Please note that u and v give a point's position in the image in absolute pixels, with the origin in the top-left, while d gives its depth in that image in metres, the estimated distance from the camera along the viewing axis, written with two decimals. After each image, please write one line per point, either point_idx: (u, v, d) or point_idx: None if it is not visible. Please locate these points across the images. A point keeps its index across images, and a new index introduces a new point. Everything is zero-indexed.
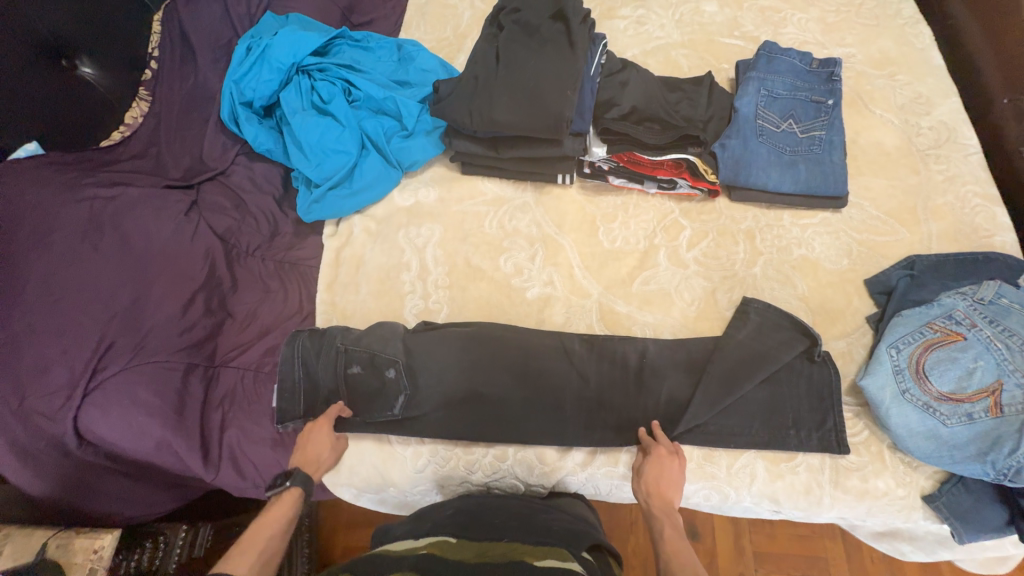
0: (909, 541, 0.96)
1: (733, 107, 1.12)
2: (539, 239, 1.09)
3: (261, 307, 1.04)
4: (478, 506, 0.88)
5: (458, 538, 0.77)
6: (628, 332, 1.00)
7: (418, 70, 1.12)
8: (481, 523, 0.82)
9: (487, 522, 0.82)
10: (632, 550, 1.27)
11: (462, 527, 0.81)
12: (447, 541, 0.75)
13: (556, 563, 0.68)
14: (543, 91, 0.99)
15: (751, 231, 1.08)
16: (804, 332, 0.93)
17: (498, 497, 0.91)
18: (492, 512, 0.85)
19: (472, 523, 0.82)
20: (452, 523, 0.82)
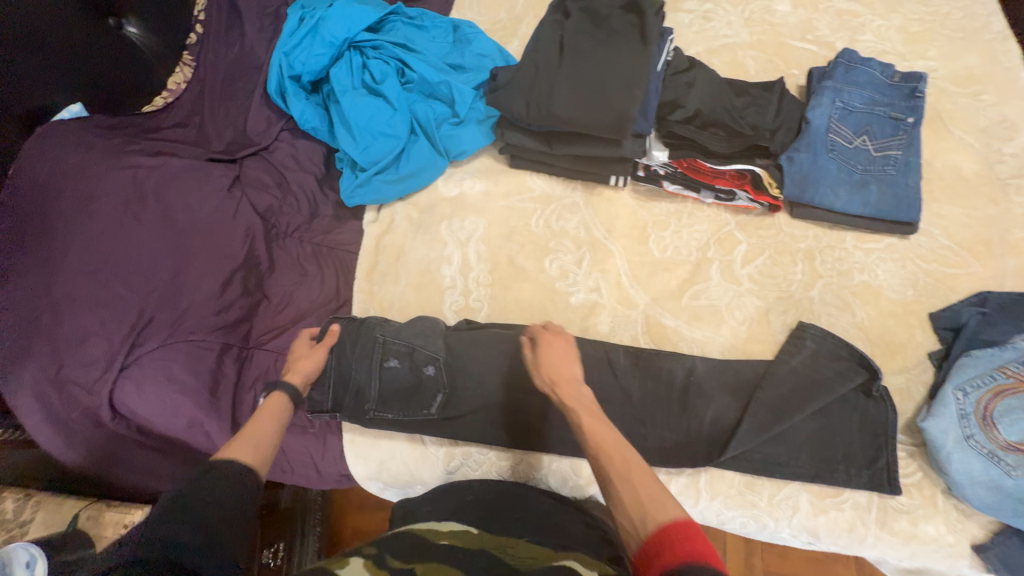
0: None
1: (804, 117, 1.06)
2: (587, 243, 1.05)
3: (298, 291, 1.01)
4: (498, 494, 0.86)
5: (479, 529, 0.75)
6: (675, 348, 0.96)
7: (474, 55, 1.06)
8: (500, 516, 0.80)
9: (503, 516, 0.80)
10: None
11: (484, 517, 0.80)
12: (468, 532, 0.74)
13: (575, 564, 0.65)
14: (609, 87, 0.93)
15: (810, 252, 1.03)
16: (863, 363, 0.89)
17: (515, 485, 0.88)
18: (512, 505, 0.83)
19: (494, 516, 0.80)
20: (476, 510, 0.82)
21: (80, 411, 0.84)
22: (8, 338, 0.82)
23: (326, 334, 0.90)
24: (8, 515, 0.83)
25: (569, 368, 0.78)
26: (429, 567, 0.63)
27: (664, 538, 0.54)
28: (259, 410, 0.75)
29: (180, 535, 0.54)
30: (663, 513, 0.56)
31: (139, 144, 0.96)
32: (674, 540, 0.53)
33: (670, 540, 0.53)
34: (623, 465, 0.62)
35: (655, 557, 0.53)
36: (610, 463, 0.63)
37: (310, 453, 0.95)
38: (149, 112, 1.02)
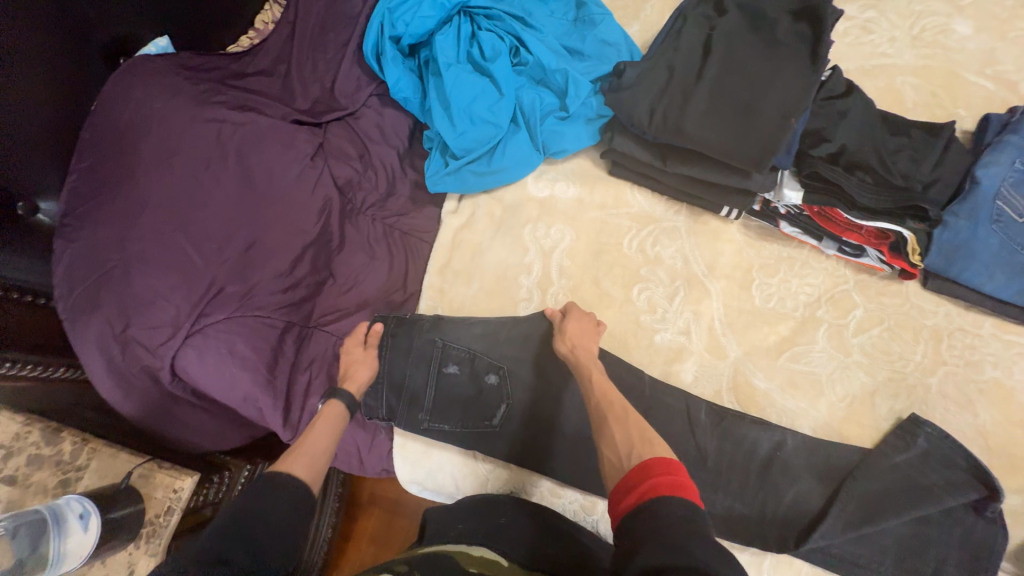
0: None
1: (971, 175, 0.89)
2: (682, 277, 0.94)
3: (365, 274, 0.95)
4: (537, 521, 0.79)
5: (509, 561, 0.68)
6: (760, 413, 0.87)
7: (598, 41, 0.92)
8: (536, 551, 0.72)
9: (537, 550, 0.73)
10: None
11: (518, 548, 0.73)
12: (498, 563, 0.66)
13: None
14: (755, 109, 0.81)
15: (938, 332, 0.90)
16: (983, 479, 0.78)
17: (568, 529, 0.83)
18: (551, 541, 0.74)
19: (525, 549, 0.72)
20: (515, 542, 0.74)
21: (139, 369, 0.82)
22: (79, 286, 0.80)
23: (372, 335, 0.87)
24: (65, 458, 0.81)
25: (592, 343, 0.82)
26: None
27: (644, 466, 0.59)
28: (314, 420, 0.76)
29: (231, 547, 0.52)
30: (649, 452, 0.62)
31: (224, 94, 0.89)
32: (654, 470, 0.58)
33: (648, 470, 0.58)
34: (618, 410, 0.71)
35: (635, 483, 0.58)
36: (612, 410, 0.71)
37: (358, 446, 0.91)
38: (235, 54, 0.95)
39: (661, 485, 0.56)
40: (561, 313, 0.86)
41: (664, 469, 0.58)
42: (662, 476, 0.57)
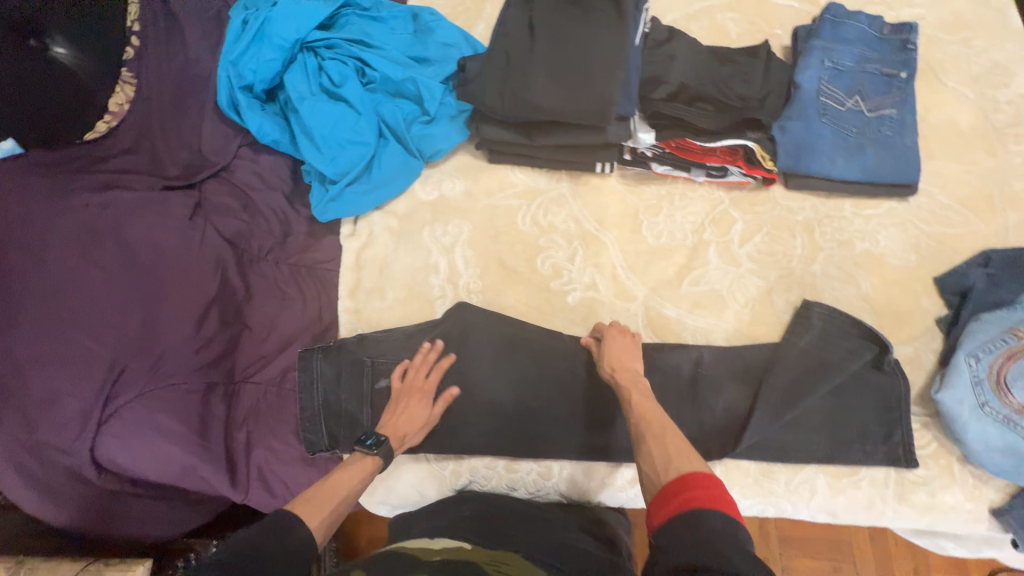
0: (952, 539, 0.95)
1: (794, 81, 1.00)
2: (577, 237, 1.00)
3: (279, 316, 0.96)
4: (500, 507, 0.84)
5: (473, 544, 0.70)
6: (678, 339, 0.93)
7: (439, 44, 0.98)
8: (499, 533, 0.75)
9: (500, 529, 0.77)
10: None
11: (483, 531, 0.75)
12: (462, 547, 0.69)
13: None
14: (587, 73, 0.89)
15: (809, 223, 0.99)
16: (873, 338, 0.86)
17: (533, 507, 0.85)
18: (511, 519, 0.80)
19: (488, 531, 0.76)
20: (478, 526, 0.77)
21: (61, 473, 0.79)
22: None
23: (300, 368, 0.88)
24: None
25: (636, 365, 0.82)
26: None
27: (680, 479, 0.60)
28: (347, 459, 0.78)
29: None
30: (689, 465, 0.63)
31: (83, 179, 0.89)
32: (694, 482, 0.60)
33: (683, 484, 0.60)
34: (657, 428, 0.70)
35: (677, 493, 0.59)
36: (648, 430, 0.71)
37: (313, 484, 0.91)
38: (91, 139, 0.92)
39: (697, 499, 0.57)
40: (596, 338, 0.88)
41: (702, 483, 0.59)
42: (699, 489, 0.58)
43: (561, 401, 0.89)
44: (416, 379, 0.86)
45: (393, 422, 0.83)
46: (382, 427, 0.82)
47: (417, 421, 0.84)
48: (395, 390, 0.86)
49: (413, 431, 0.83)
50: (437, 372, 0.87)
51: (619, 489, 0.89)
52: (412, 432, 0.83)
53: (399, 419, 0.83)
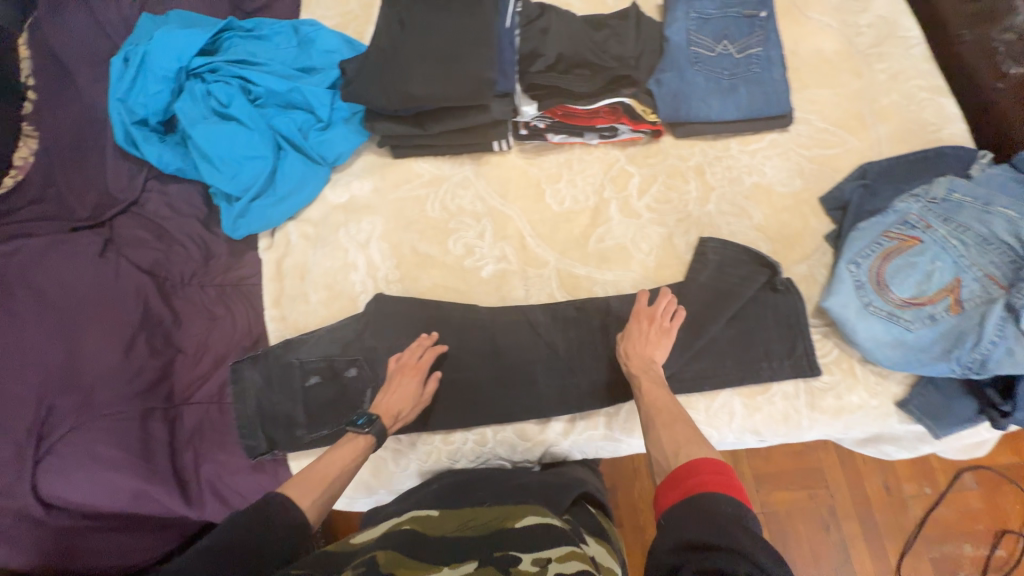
0: (892, 442, 0.99)
1: (664, 36, 1.05)
2: (485, 214, 1.04)
3: (211, 336, 0.99)
4: (466, 477, 0.88)
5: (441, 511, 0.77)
6: (590, 294, 0.97)
7: (321, 52, 1.02)
8: (464, 495, 0.82)
9: (470, 493, 0.83)
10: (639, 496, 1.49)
11: (448, 500, 0.81)
12: (429, 515, 0.75)
13: (534, 523, 0.70)
14: (460, 58, 0.94)
15: (700, 167, 1.05)
16: (764, 262, 0.92)
17: (499, 470, 0.90)
18: (480, 483, 0.85)
19: (453, 495, 0.82)
20: (441, 497, 0.82)
21: (7, 517, 0.82)
22: None
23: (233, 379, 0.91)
24: None
25: (654, 353, 0.83)
26: (391, 556, 0.63)
27: (686, 467, 0.66)
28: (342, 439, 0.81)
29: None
30: (698, 451, 0.68)
31: None
32: (702, 468, 0.65)
33: (691, 471, 0.65)
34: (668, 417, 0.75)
35: (687, 479, 0.65)
36: (657, 417, 0.76)
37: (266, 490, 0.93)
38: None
39: (705, 483, 0.63)
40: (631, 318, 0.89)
41: (710, 469, 0.64)
42: (708, 475, 0.64)
43: (487, 370, 0.93)
44: (409, 359, 0.89)
45: (387, 402, 0.85)
46: (376, 408, 0.85)
47: (409, 399, 0.86)
48: (390, 370, 0.89)
49: (407, 410, 0.86)
50: (429, 353, 0.90)
51: (552, 442, 0.91)
52: (406, 409, 0.86)
53: (393, 397, 0.86)
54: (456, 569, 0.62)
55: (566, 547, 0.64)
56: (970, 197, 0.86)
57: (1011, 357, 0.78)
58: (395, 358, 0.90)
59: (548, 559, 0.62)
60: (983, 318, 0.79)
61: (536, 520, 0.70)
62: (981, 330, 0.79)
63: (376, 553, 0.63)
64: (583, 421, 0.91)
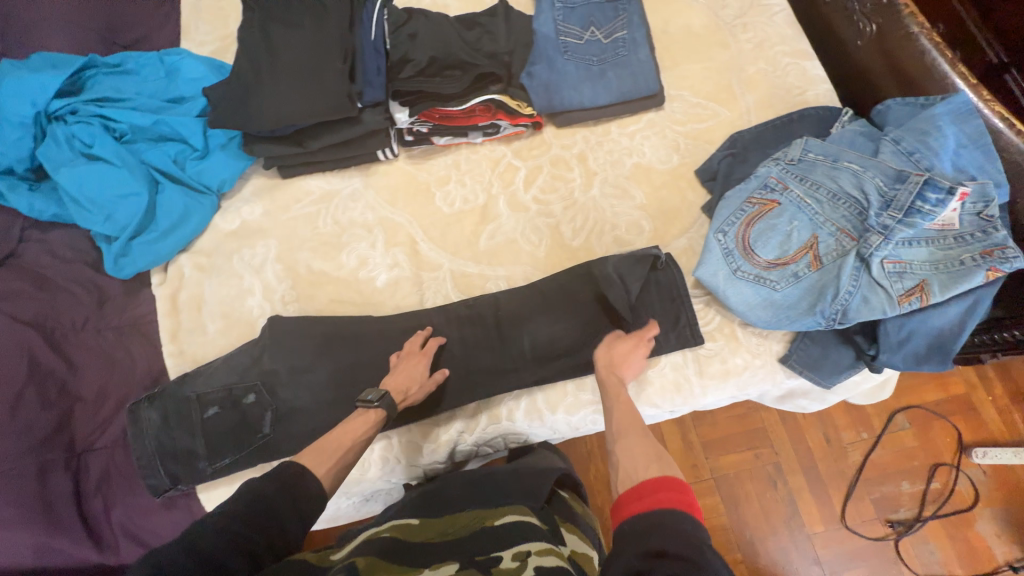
0: (804, 396, 1.03)
1: (532, 29, 1.07)
2: (376, 224, 1.05)
3: (111, 380, 0.97)
4: (443, 483, 0.91)
5: (421, 520, 0.78)
6: (483, 291, 0.99)
7: (187, 80, 1.02)
8: (439, 501, 0.84)
9: (449, 496, 0.85)
10: (594, 474, 1.46)
11: (428, 508, 0.82)
12: (409, 524, 0.76)
13: (517, 518, 0.73)
14: (323, 71, 0.94)
15: (583, 153, 1.07)
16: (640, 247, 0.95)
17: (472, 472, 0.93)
18: (453, 494, 0.86)
19: (430, 504, 0.83)
20: (419, 504, 0.83)
21: None
22: None
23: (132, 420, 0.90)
24: None
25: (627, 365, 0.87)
26: (372, 561, 0.63)
27: (655, 480, 0.63)
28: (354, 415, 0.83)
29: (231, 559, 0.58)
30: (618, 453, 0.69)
31: None
32: (666, 485, 0.62)
33: (659, 484, 0.63)
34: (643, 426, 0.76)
35: (650, 492, 0.62)
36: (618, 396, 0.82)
37: (181, 525, 0.94)
38: None
39: (674, 501, 0.60)
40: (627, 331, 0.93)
41: (675, 487, 0.62)
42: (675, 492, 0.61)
43: None
44: (414, 346, 0.91)
45: (394, 380, 0.87)
46: (383, 385, 0.86)
47: (415, 379, 0.88)
48: (394, 358, 0.91)
49: (414, 388, 0.87)
50: (432, 341, 0.92)
51: (457, 440, 0.93)
52: (413, 387, 0.88)
53: (398, 377, 0.87)
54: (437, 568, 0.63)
55: (544, 544, 0.69)
56: (822, 156, 0.89)
57: (867, 305, 0.82)
58: (408, 344, 0.91)
59: (527, 552, 0.65)
60: (839, 270, 0.83)
61: (516, 517, 0.74)
62: (837, 281, 0.83)
63: (355, 558, 0.62)
64: (484, 416, 0.93)
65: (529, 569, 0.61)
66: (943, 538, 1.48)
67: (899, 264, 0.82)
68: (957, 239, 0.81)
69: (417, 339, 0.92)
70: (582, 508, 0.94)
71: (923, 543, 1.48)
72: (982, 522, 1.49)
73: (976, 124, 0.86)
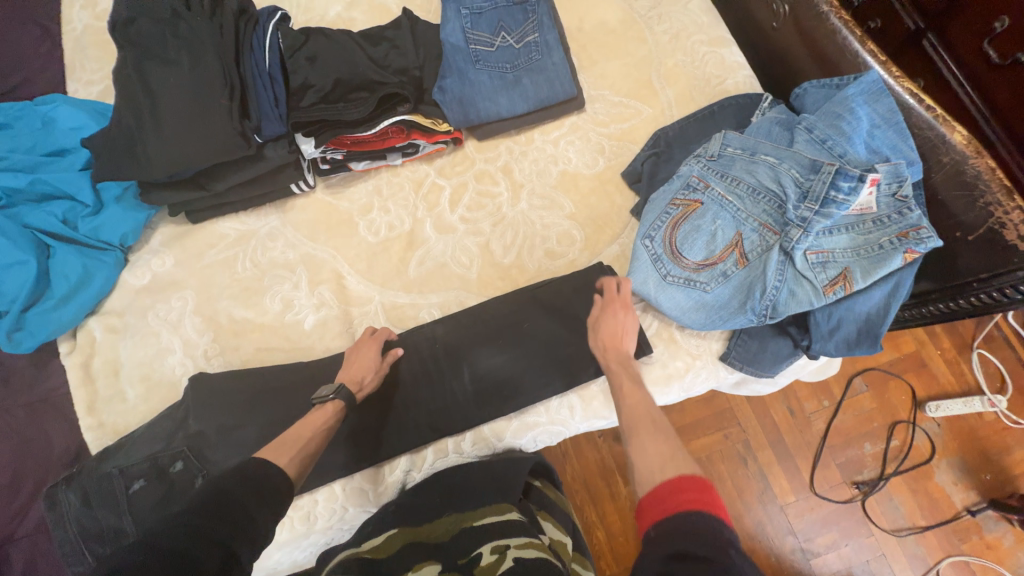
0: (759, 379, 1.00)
1: (439, 39, 1.01)
2: (298, 263, 0.99)
3: (27, 461, 0.90)
4: (416, 490, 0.84)
5: (402, 527, 0.74)
6: (417, 321, 0.96)
7: (67, 131, 0.95)
8: (416, 505, 0.79)
9: (423, 505, 0.80)
10: (570, 476, 1.36)
11: (407, 514, 0.78)
12: (393, 535, 0.72)
13: (496, 518, 0.71)
14: (211, 108, 0.87)
15: (508, 165, 1.03)
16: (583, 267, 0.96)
17: (444, 472, 0.86)
18: (428, 490, 0.82)
19: (407, 509, 0.79)
20: (394, 517, 0.77)
21: None
22: None
23: (52, 506, 0.83)
24: None
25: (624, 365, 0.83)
26: None
27: (681, 479, 0.59)
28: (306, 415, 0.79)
29: (202, 555, 0.52)
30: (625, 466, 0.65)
31: None
32: (693, 486, 0.57)
33: (680, 485, 0.58)
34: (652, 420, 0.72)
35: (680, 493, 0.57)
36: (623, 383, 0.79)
37: None
38: None
39: (704, 503, 0.55)
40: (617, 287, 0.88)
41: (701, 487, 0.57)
42: (693, 492, 0.56)
43: None
44: (365, 333, 0.90)
45: (349, 369, 0.85)
46: (338, 379, 0.84)
47: (370, 364, 0.86)
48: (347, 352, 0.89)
49: (369, 374, 0.85)
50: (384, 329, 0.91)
51: (404, 480, 0.90)
52: (369, 375, 0.85)
53: (353, 366, 0.85)
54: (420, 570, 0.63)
55: (525, 537, 0.67)
56: (741, 150, 0.89)
57: (795, 298, 0.82)
58: (370, 330, 0.90)
59: (507, 546, 0.64)
60: (765, 266, 0.83)
61: (497, 517, 0.72)
62: (764, 277, 0.82)
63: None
64: (430, 450, 0.90)
65: (509, 560, 0.61)
66: (905, 492, 1.51)
67: (822, 254, 0.81)
68: (876, 222, 0.81)
69: (379, 332, 0.90)
70: (556, 495, 0.89)
71: (888, 499, 1.50)
72: (940, 472, 1.52)
73: (888, 102, 0.86)
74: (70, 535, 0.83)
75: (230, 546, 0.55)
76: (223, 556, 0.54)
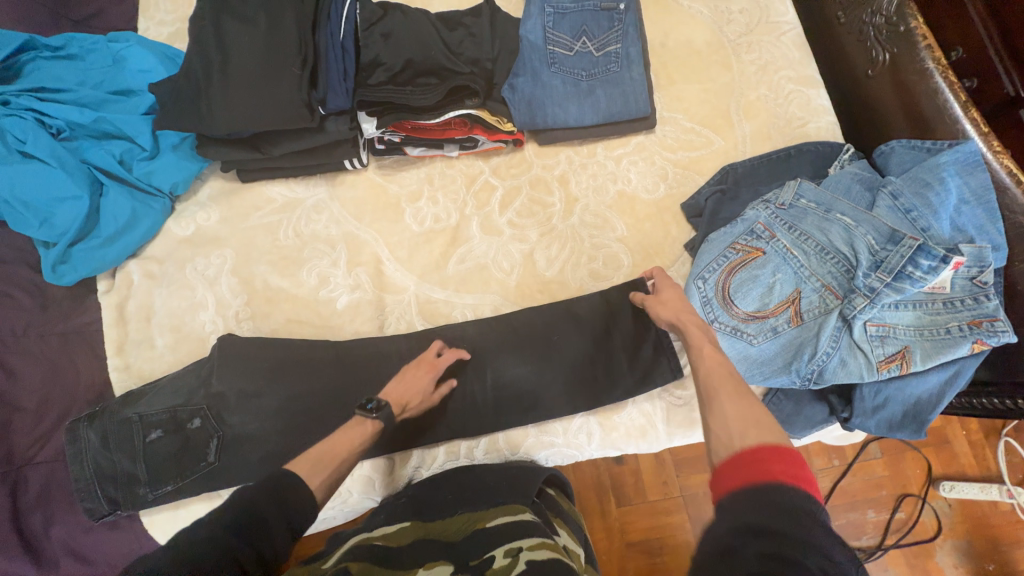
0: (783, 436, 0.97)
1: (518, 35, 0.97)
2: (339, 240, 0.98)
3: (54, 389, 0.90)
4: (428, 486, 0.83)
5: (414, 522, 0.71)
6: (448, 319, 0.95)
7: (136, 73, 0.95)
8: (432, 502, 0.77)
9: (437, 501, 0.78)
10: None
11: (417, 510, 0.75)
12: (403, 527, 0.70)
13: (509, 518, 0.68)
14: (281, 74, 0.85)
15: (565, 175, 1.00)
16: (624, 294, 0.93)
17: (459, 471, 0.85)
18: (445, 487, 0.81)
19: (423, 505, 0.77)
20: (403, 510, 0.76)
21: None
22: None
23: (74, 441, 0.85)
24: None
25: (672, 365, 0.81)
26: (362, 566, 0.57)
27: (770, 449, 0.51)
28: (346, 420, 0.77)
29: (231, 539, 0.52)
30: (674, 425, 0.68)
31: None
32: (776, 457, 0.50)
33: (765, 456, 0.51)
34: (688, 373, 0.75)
35: (765, 462, 0.50)
36: None
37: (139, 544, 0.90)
38: None
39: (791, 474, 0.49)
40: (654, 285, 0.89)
41: (784, 456, 0.50)
42: (781, 464, 0.49)
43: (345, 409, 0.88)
44: (429, 355, 0.84)
45: (398, 390, 0.80)
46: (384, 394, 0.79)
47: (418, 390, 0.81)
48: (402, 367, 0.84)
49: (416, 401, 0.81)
50: (450, 353, 0.86)
51: (412, 475, 0.90)
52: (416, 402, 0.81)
53: (402, 388, 0.81)
54: (431, 568, 0.59)
55: (538, 538, 0.63)
56: (815, 204, 0.85)
57: (845, 368, 0.78)
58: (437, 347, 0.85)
59: (519, 548, 0.60)
60: (819, 329, 0.79)
61: (507, 518, 0.68)
62: (817, 341, 0.78)
63: (350, 564, 0.56)
64: (441, 450, 0.90)
65: (520, 564, 0.56)
66: (902, 566, 1.44)
67: (882, 328, 0.78)
68: (947, 304, 0.77)
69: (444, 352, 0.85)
70: (568, 505, 0.86)
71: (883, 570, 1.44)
72: (941, 553, 1.44)
73: (983, 177, 0.80)
74: (85, 472, 0.84)
75: (261, 543, 0.53)
76: (252, 543, 0.53)
